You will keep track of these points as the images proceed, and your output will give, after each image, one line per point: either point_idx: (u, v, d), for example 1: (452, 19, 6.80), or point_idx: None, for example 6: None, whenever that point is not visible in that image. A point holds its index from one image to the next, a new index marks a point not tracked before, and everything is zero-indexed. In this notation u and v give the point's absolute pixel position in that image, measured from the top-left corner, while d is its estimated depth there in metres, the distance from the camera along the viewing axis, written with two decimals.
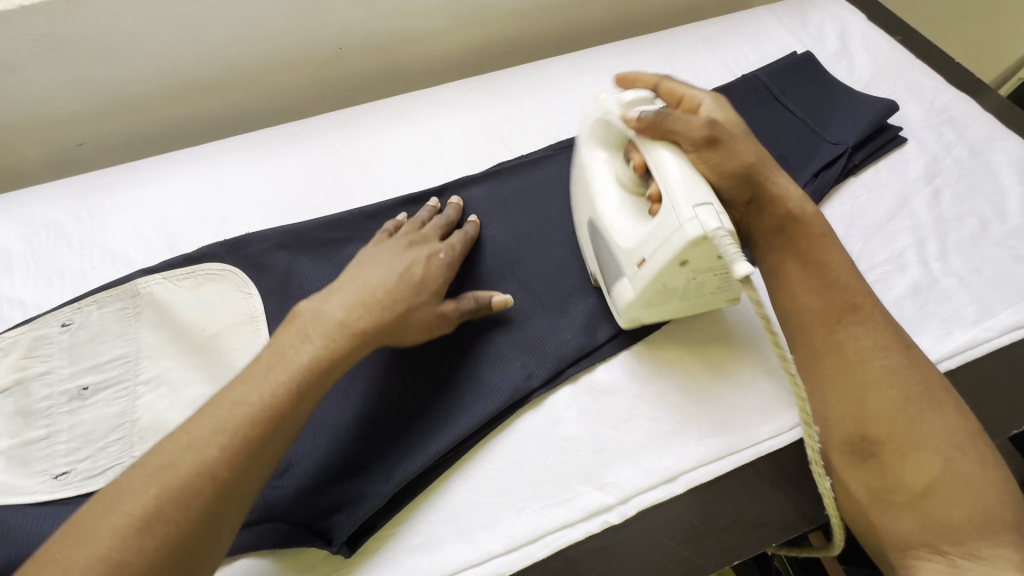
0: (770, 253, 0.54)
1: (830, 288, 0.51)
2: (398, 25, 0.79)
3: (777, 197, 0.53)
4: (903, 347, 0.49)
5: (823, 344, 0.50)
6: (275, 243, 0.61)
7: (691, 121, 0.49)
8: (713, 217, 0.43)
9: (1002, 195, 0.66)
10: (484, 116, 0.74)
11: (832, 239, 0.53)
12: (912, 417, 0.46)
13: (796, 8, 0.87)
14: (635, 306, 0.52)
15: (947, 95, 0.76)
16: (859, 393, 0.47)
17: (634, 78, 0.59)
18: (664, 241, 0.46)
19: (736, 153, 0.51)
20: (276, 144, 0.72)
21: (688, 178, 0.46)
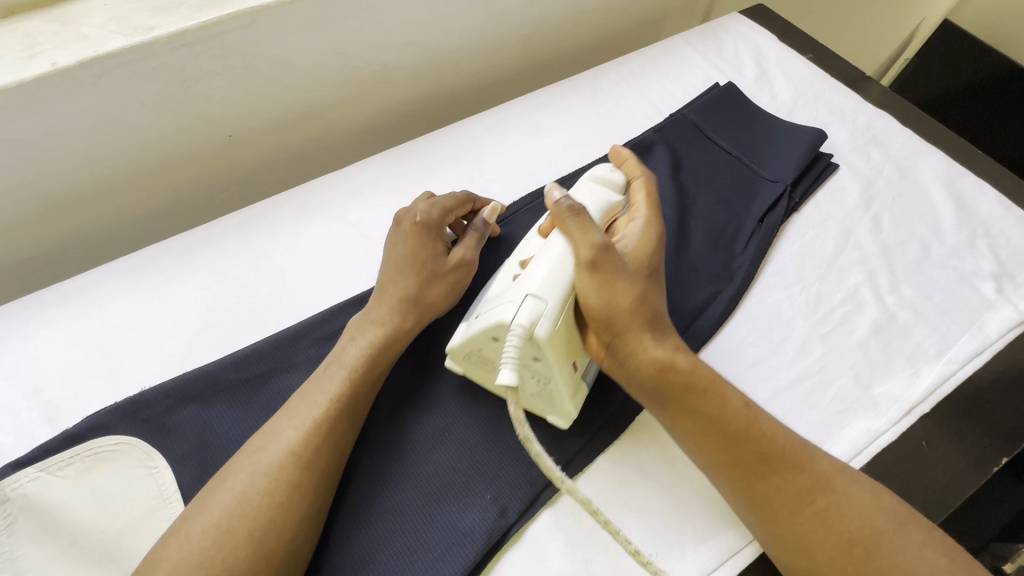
0: (661, 414, 0.49)
1: (736, 440, 0.46)
2: (295, 102, 0.70)
3: (642, 352, 0.47)
4: (828, 485, 0.44)
5: (748, 494, 0.45)
6: (179, 397, 0.51)
7: (587, 234, 0.48)
8: (529, 318, 0.44)
9: (935, 213, 0.67)
10: (407, 197, 0.67)
11: (726, 385, 0.48)
12: (861, 556, 0.42)
13: (709, 35, 0.86)
14: (457, 357, 0.51)
15: (866, 113, 0.76)
16: (801, 541, 0.43)
17: (627, 161, 0.59)
18: (490, 312, 0.47)
19: (608, 292, 0.47)
20: (169, 263, 0.61)
21: (551, 272, 0.47)
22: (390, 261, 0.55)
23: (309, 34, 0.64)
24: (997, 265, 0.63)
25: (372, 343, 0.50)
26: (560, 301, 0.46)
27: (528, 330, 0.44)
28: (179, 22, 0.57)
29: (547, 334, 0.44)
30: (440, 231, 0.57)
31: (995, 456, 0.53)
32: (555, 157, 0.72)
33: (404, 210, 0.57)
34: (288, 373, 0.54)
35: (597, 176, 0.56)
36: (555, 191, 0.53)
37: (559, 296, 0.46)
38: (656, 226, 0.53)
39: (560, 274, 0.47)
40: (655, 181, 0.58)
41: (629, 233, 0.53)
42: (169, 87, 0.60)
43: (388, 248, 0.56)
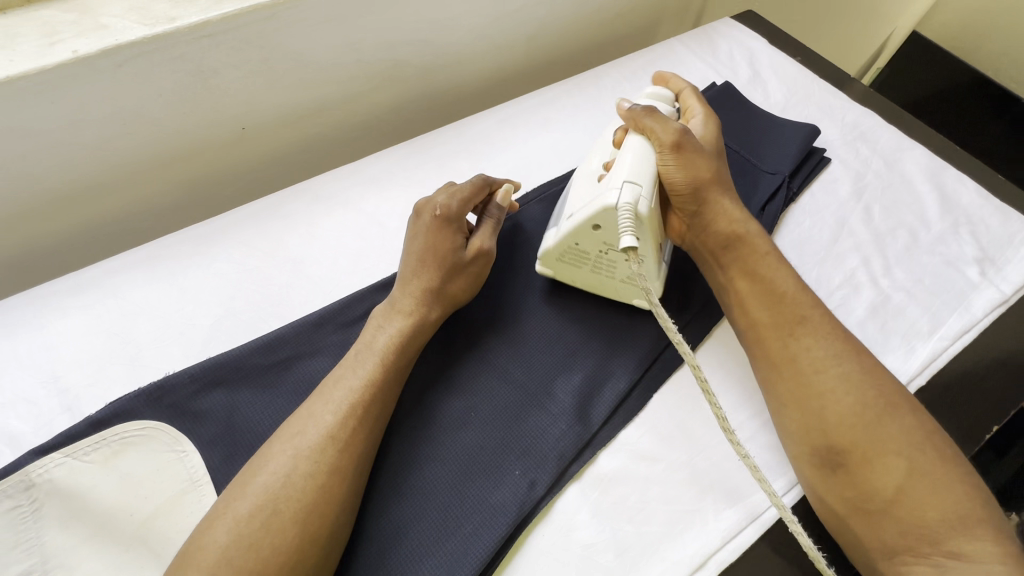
0: (718, 270, 0.57)
1: (776, 300, 0.52)
2: (309, 96, 0.71)
3: (719, 219, 0.56)
4: (854, 351, 0.49)
5: (778, 355, 0.50)
6: (205, 382, 0.51)
7: (666, 126, 0.56)
8: (632, 197, 0.51)
9: (921, 203, 0.71)
10: (421, 188, 0.69)
11: (776, 258, 0.55)
12: (873, 422, 0.45)
13: (704, 38, 0.90)
14: (550, 258, 0.58)
15: (853, 111, 0.81)
16: (818, 402, 0.47)
17: (671, 79, 0.68)
18: (590, 204, 0.53)
19: (697, 167, 0.56)
20: (186, 252, 0.61)
21: (635, 161, 0.53)
22: (410, 254, 0.56)
23: (326, 29, 0.65)
24: (979, 250, 0.67)
25: (400, 332, 0.52)
26: (651, 185, 0.53)
27: (634, 208, 0.50)
28: (200, 13, 0.58)
29: (648, 211, 0.51)
30: (460, 222, 0.57)
31: (985, 425, 0.57)
32: (564, 150, 0.74)
33: (425, 201, 0.58)
34: (312, 358, 0.55)
35: (655, 92, 0.64)
36: (626, 102, 0.61)
37: (649, 183, 0.53)
38: (713, 122, 0.63)
39: (650, 159, 0.55)
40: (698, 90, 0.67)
41: (694, 127, 0.63)
42: (187, 78, 0.61)
43: (409, 240, 0.57)
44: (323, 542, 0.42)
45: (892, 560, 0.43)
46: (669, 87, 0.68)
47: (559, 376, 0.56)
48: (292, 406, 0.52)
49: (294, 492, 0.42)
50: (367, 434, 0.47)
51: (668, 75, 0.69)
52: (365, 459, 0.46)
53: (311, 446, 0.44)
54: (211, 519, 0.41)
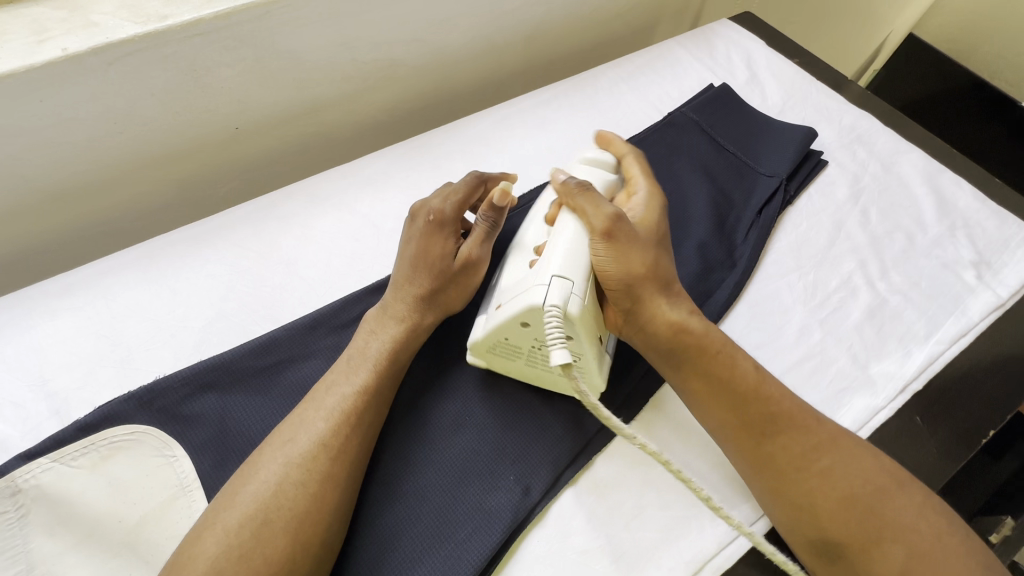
0: (673, 372, 0.52)
1: (744, 398, 0.49)
2: (304, 95, 0.70)
3: (660, 318, 0.51)
4: (830, 441, 0.48)
5: (756, 455, 0.48)
6: (196, 385, 0.51)
7: (598, 208, 0.51)
8: (561, 297, 0.46)
9: (917, 206, 0.71)
10: (416, 189, 0.68)
11: (734, 346, 0.52)
12: (862, 513, 0.44)
13: (702, 40, 0.89)
14: (479, 350, 0.53)
15: (851, 113, 0.81)
16: (805, 501, 0.45)
17: (613, 140, 0.63)
18: (517, 298, 0.48)
19: (626, 262, 0.50)
20: (178, 253, 0.61)
21: (568, 251, 0.49)
22: (403, 260, 0.55)
23: (322, 27, 0.65)
24: (975, 254, 0.67)
25: (394, 338, 0.51)
26: (583, 279, 0.48)
27: (563, 309, 0.45)
28: (193, 10, 0.57)
29: (580, 311, 0.46)
30: (454, 227, 0.55)
31: (983, 428, 0.57)
32: (561, 151, 0.74)
33: (421, 204, 0.57)
34: (305, 361, 0.54)
35: (594, 159, 0.60)
36: (559, 173, 0.56)
37: (582, 274, 0.48)
38: (658, 199, 0.58)
39: (578, 245, 0.50)
40: (642, 155, 0.63)
41: (633, 207, 0.57)
42: (179, 77, 0.60)
43: (402, 244, 0.56)
44: (319, 549, 0.42)
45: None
46: (610, 151, 0.63)
47: None
48: (285, 410, 0.51)
49: (286, 500, 0.42)
50: (360, 441, 0.46)
51: (610, 135, 0.64)
52: (360, 465, 0.45)
53: (304, 452, 0.44)
54: (203, 526, 0.41)
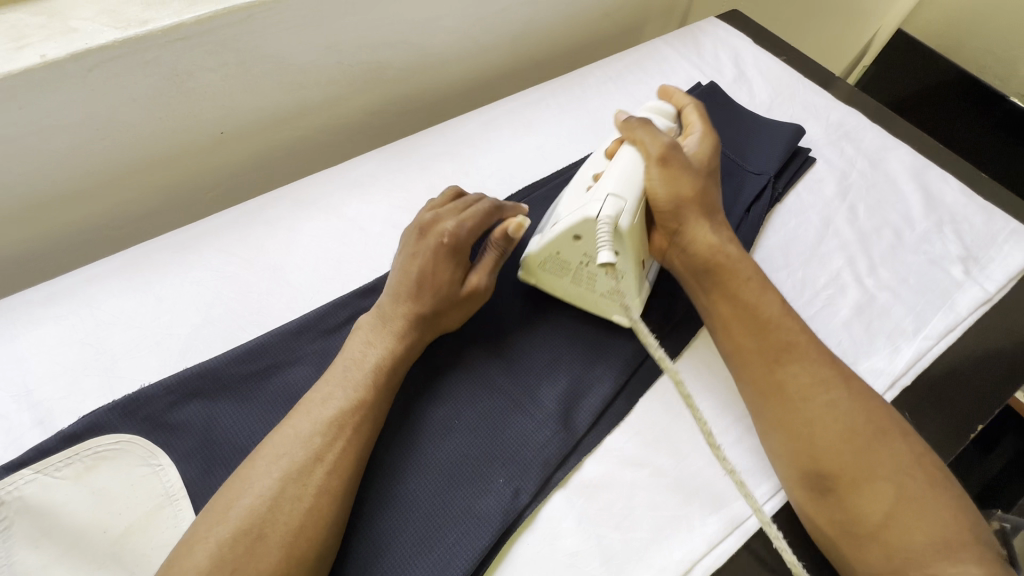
0: (700, 294, 0.56)
1: (761, 326, 0.52)
2: (290, 98, 0.70)
3: (696, 240, 0.55)
4: (839, 376, 0.49)
5: (764, 381, 0.50)
6: (181, 394, 0.50)
7: (655, 137, 0.56)
8: (614, 211, 0.51)
9: (905, 202, 0.72)
10: (404, 191, 0.68)
11: (759, 281, 0.54)
12: (861, 447, 0.45)
13: (690, 38, 0.89)
14: (531, 264, 0.57)
15: (838, 110, 0.81)
16: (807, 428, 0.47)
17: (674, 95, 0.66)
18: (574, 213, 0.53)
19: (677, 185, 0.55)
20: (163, 260, 0.60)
21: (625, 175, 0.54)
22: (408, 276, 0.54)
23: (306, 30, 0.64)
24: (963, 249, 0.67)
25: (389, 352, 0.50)
26: (636, 199, 0.54)
27: (615, 221, 0.51)
28: (173, 16, 0.56)
29: (629, 225, 0.52)
30: (464, 253, 0.55)
31: (972, 423, 0.57)
32: (549, 151, 0.74)
33: (434, 221, 0.56)
34: (292, 367, 0.54)
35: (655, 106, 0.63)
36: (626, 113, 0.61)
37: (635, 196, 0.54)
38: (711, 141, 0.61)
39: (636, 169, 0.55)
40: (701, 105, 0.65)
41: (688, 144, 0.61)
42: (161, 82, 0.59)
43: (409, 256, 0.55)
44: (310, 560, 0.41)
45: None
46: (671, 102, 0.65)
47: (543, 379, 0.55)
48: (272, 417, 0.51)
49: (277, 512, 0.41)
50: (353, 450, 0.45)
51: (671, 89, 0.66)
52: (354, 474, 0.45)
53: (289, 460, 0.43)
54: (191, 539, 0.40)
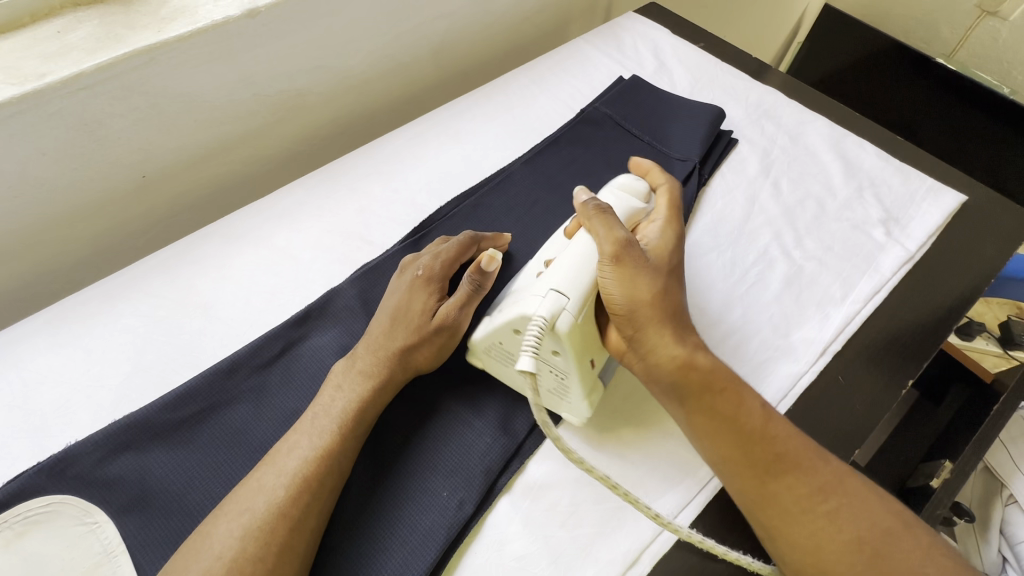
0: (674, 408, 0.50)
1: (747, 440, 0.47)
2: (210, 135, 0.70)
3: (660, 351, 0.50)
4: (835, 483, 0.46)
5: (759, 497, 0.46)
6: (113, 447, 0.49)
7: (610, 231, 0.51)
8: (551, 309, 0.47)
9: (826, 172, 0.74)
10: (333, 215, 0.68)
11: (737, 382, 0.50)
12: (873, 558, 0.42)
13: (609, 34, 0.91)
14: (476, 351, 0.54)
15: (757, 90, 0.83)
16: (814, 550, 0.43)
17: (651, 171, 0.63)
18: (513, 306, 0.50)
19: (627, 286, 0.50)
20: (88, 311, 0.59)
21: (573, 269, 0.50)
22: (394, 339, 0.53)
23: (214, 66, 0.64)
24: (883, 211, 0.69)
25: (355, 402, 0.50)
26: (579, 298, 0.49)
27: (549, 322, 0.47)
28: (71, 66, 0.56)
29: (568, 327, 0.47)
30: (449, 328, 0.54)
31: (902, 380, 0.59)
32: (477, 160, 0.74)
33: (433, 287, 0.56)
34: (228, 407, 0.53)
35: (624, 185, 0.60)
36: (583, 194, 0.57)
37: (580, 295, 0.49)
38: (675, 232, 0.57)
39: (586, 267, 0.51)
40: (678, 184, 0.62)
41: (649, 233, 0.56)
42: (71, 133, 0.59)
43: (402, 314, 0.54)
44: None
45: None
46: (647, 180, 0.63)
47: (483, 388, 0.56)
48: (210, 460, 0.51)
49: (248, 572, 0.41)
50: (323, 501, 0.45)
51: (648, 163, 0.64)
52: (317, 520, 0.45)
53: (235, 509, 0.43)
54: None
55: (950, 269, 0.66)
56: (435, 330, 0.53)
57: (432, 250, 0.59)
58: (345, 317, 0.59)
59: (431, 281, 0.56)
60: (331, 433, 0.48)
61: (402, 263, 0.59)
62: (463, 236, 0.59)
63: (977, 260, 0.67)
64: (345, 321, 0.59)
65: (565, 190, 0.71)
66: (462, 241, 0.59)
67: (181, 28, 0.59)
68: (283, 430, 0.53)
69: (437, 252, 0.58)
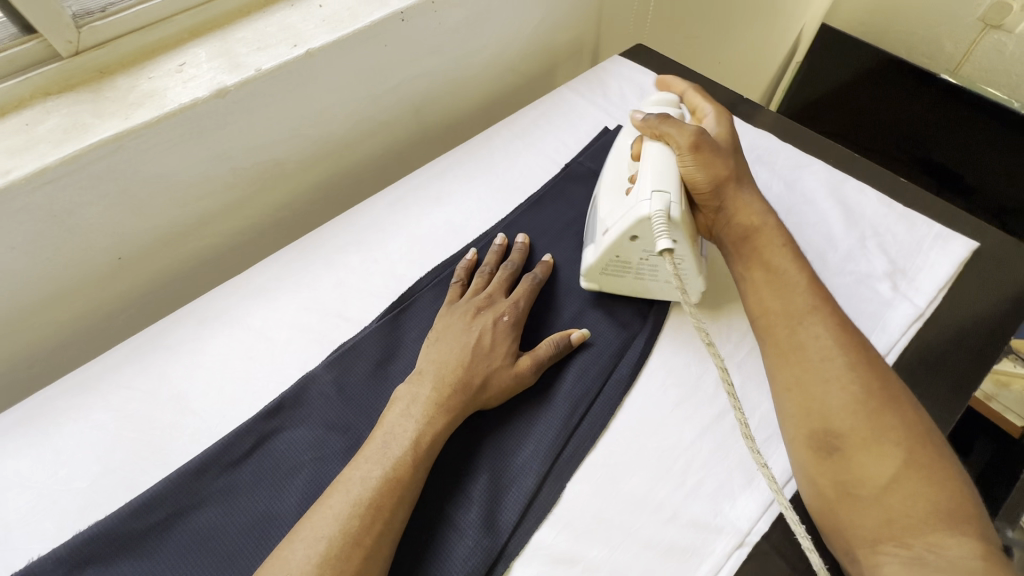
0: (737, 263, 0.61)
1: (787, 292, 0.55)
2: (187, 212, 0.69)
3: (741, 214, 0.61)
4: (861, 344, 0.51)
5: (786, 341, 0.53)
6: (72, 563, 0.47)
7: (682, 129, 0.61)
8: (662, 204, 0.54)
9: (825, 222, 0.70)
10: (312, 291, 0.66)
11: (788, 249, 0.59)
12: (873, 411, 0.47)
13: (595, 81, 0.89)
14: (593, 274, 0.61)
15: (748, 134, 0.80)
16: (821, 388, 0.49)
17: (675, 85, 0.74)
18: (623, 217, 0.57)
19: (711, 166, 0.60)
20: (61, 408, 0.57)
21: (658, 170, 0.58)
22: (477, 370, 0.54)
23: (187, 147, 0.63)
24: (888, 263, 0.65)
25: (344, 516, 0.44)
26: (677, 189, 0.56)
27: (667, 213, 0.54)
28: (37, 160, 0.55)
29: (680, 214, 0.55)
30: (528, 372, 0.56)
31: None
32: (460, 224, 0.72)
33: (512, 334, 0.58)
34: (196, 511, 0.50)
35: (664, 98, 0.69)
36: (638, 114, 0.66)
37: (674, 187, 0.57)
38: (724, 120, 0.67)
39: (668, 158, 0.60)
40: (703, 90, 0.72)
41: (707, 125, 0.67)
42: (40, 226, 0.58)
43: (483, 349, 0.56)
44: None
45: (872, 547, 0.43)
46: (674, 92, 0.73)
47: (463, 479, 0.52)
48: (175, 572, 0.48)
49: None
50: None
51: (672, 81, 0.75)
52: None
53: None
54: None
55: (964, 326, 0.62)
56: (514, 373, 0.55)
57: (509, 298, 0.61)
58: (319, 405, 0.56)
59: (512, 330, 0.58)
60: (331, 541, 0.43)
61: (476, 305, 0.60)
62: (534, 289, 0.63)
63: (993, 314, 0.63)
64: (320, 411, 0.56)
65: (551, 254, 0.68)
66: (533, 292, 0.62)
67: (148, 113, 0.59)
68: (253, 535, 0.49)
69: (515, 300, 0.61)
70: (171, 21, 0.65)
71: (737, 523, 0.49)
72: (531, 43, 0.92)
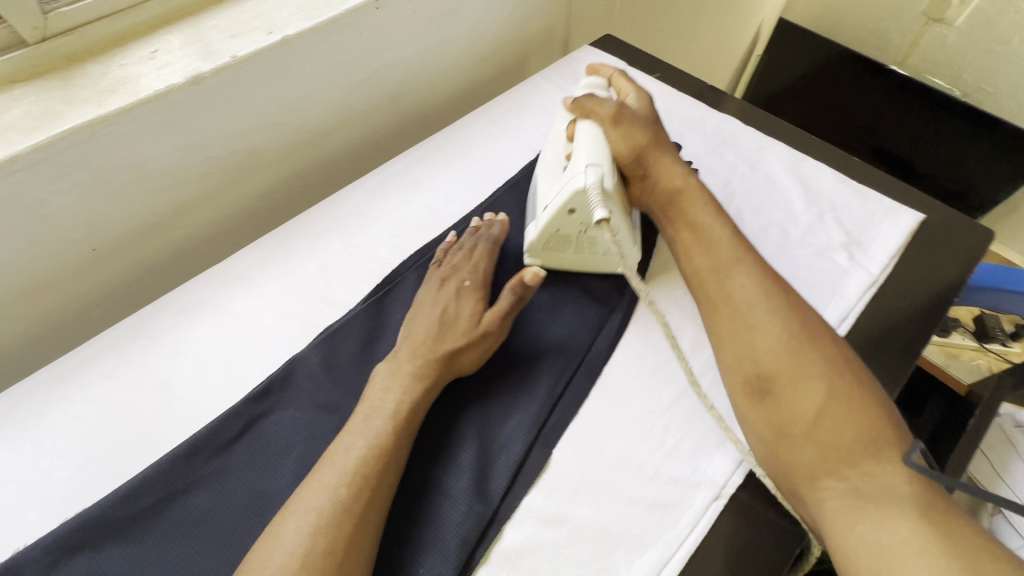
0: (669, 226, 0.65)
1: (716, 249, 0.60)
2: (163, 201, 0.68)
3: (665, 179, 0.65)
4: (780, 288, 0.56)
5: (717, 296, 0.57)
6: (64, 549, 0.47)
7: (603, 104, 0.65)
8: (596, 177, 0.57)
9: (787, 199, 0.74)
10: (295, 276, 0.66)
11: (713, 207, 0.63)
12: (796, 350, 0.51)
13: (567, 69, 0.92)
14: (535, 249, 0.64)
15: (715, 118, 0.84)
16: (748, 334, 0.53)
17: (600, 69, 0.75)
18: (561, 192, 0.59)
19: (634, 133, 0.65)
20: (38, 401, 0.56)
21: (589, 144, 0.61)
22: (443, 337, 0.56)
23: (161, 135, 0.63)
24: (844, 235, 0.70)
25: (337, 485, 0.46)
26: (609, 164, 0.60)
27: (601, 185, 0.57)
28: (6, 147, 0.54)
29: (613, 186, 0.58)
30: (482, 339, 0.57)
31: None
32: (440, 209, 0.73)
33: (471, 308, 0.59)
34: (187, 494, 0.51)
35: (590, 82, 0.72)
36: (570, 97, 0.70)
37: (607, 161, 0.60)
38: (646, 94, 0.71)
39: (598, 133, 0.63)
40: (625, 72, 0.75)
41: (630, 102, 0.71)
42: (9, 215, 0.57)
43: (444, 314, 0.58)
44: None
45: (815, 485, 0.47)
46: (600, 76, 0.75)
47: (452, 450, 0.53)
48: (166, 553, 0.48)
49: None
50: None
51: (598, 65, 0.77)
52: None
53: None
54: None
55: (914, 291, 0.67)
56: (479, 334, 0.57)
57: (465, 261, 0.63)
58: (304, 386, 0.57)
59: (473, 294, 0.60)
60: (321, 511, 0.44)
61: (438, 275, 0.62)
62: (494, 249, 0.65)
63: (939, 280, 0.68)
64: (307, 392, 0.57)
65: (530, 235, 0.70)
66: (493, 255, 0.65)
67: (123, 100, 0.58)
68: (245, 515, 0.50)
69: (471, 262, 0.63)
70: (140, 8, 0.65)
71: (714, 477, 0.53)
72: (503, 33, 0.94)
